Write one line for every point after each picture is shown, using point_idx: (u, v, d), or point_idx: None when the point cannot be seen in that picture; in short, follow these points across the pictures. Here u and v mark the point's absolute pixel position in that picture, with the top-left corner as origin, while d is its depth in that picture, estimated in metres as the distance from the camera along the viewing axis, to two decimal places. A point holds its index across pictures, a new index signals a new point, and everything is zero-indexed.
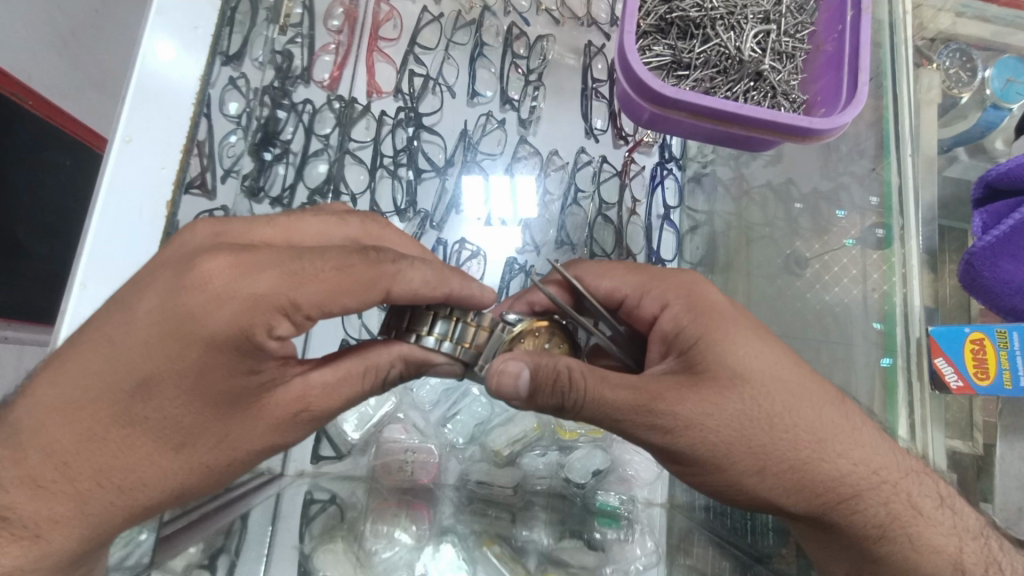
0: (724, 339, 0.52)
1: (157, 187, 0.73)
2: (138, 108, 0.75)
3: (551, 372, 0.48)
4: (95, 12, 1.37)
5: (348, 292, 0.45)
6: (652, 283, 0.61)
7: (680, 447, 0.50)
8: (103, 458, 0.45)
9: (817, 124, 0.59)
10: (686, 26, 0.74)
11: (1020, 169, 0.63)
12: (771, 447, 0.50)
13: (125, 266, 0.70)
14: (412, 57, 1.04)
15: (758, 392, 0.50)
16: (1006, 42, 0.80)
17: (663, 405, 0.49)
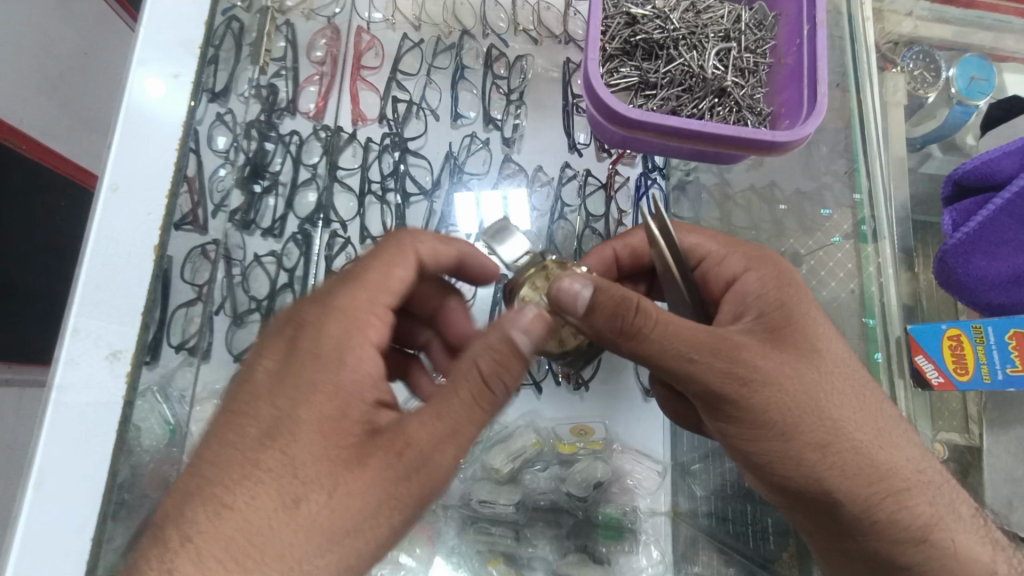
0: (810, 310, 0.57)
1: (145, 233, 0.74)
2: (124, 153, 0.77)
3: (618, 296, 0.49)
4: (83, 54, 1.41)
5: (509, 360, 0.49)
6: (740, 249, 0.65)
7: (748, 402, 0.51)
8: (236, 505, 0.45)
9: (781, 137, 0.61)
10: (650, 47, 0.76)
11: (986, 166, 0.65)
12: (841, 419, 0.52)
13: (120, 311, 0.71)
14: (394, 84, 1.07)
15: (832, 368, 0.54)
16: (970, 41, 0.82)
17: (741, 353, 0.51)
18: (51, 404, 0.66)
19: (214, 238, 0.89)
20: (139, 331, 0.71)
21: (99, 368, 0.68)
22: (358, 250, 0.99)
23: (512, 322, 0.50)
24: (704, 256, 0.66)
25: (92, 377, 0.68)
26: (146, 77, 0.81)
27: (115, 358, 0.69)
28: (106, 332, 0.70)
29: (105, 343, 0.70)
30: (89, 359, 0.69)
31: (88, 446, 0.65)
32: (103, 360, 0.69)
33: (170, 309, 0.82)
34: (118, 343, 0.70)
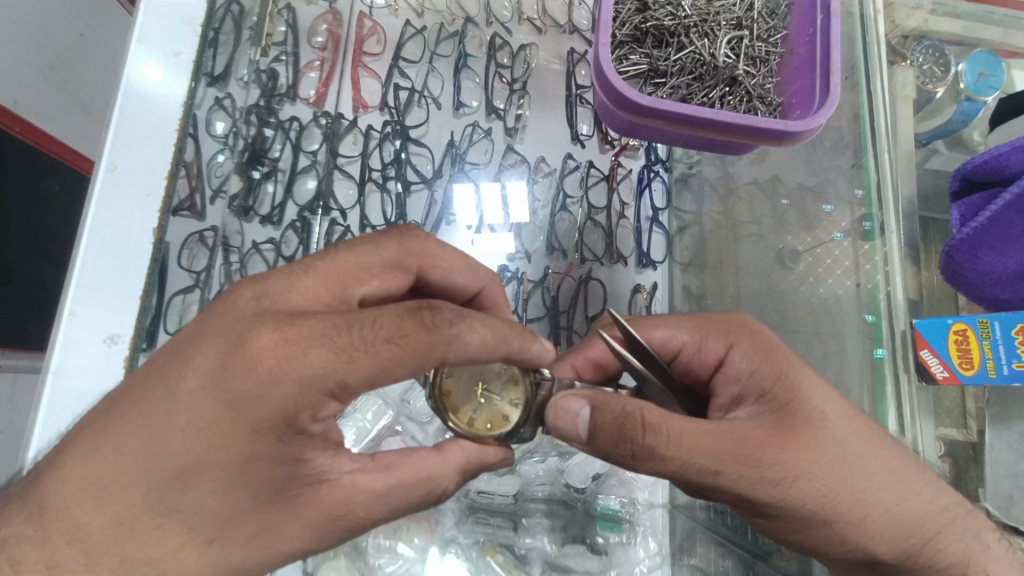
0: (803, 379, 0.53)
1: (142, 216, 0.73)
2: (122, 135, 0.75)
3: (622, 413, 0.48)
4: (80, 36, 1.38)
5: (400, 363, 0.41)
6: (710, 325, 0.59)
7: (787, 501, 0.49)
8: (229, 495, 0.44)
9: (793, 126, 0.60)
10: (661, 34, 0.75)
11: (995, 161, 0.65)
12: (872, 495, 0.50)
13: (118, 295, 0.70)
14: (396, 71, 1.05)
15: (847, 438, 0.50)
16: (978, 37, 0.81)
17: (763, 452, 0.48)
18: (46, 389, 0.65)
19: (212, 224, 0.90)
20: (137, 317, 0.70)
21: (97, 351, 0.68)
22: (358, 240, 0.99)
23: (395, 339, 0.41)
24: (681, 346, 0.60)
25: (89, 363, 0.67)
26: (143, 61, 0.79)
27: (113, 342, 0.68)
28: (103, 317, 0.69)
29: (103, 326, 0.69)
30: (87, 341, 0.68)
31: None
32: (102, 343, 0.68)
33: (167, 294, 0.81)
34: (117, 326, 0.69)
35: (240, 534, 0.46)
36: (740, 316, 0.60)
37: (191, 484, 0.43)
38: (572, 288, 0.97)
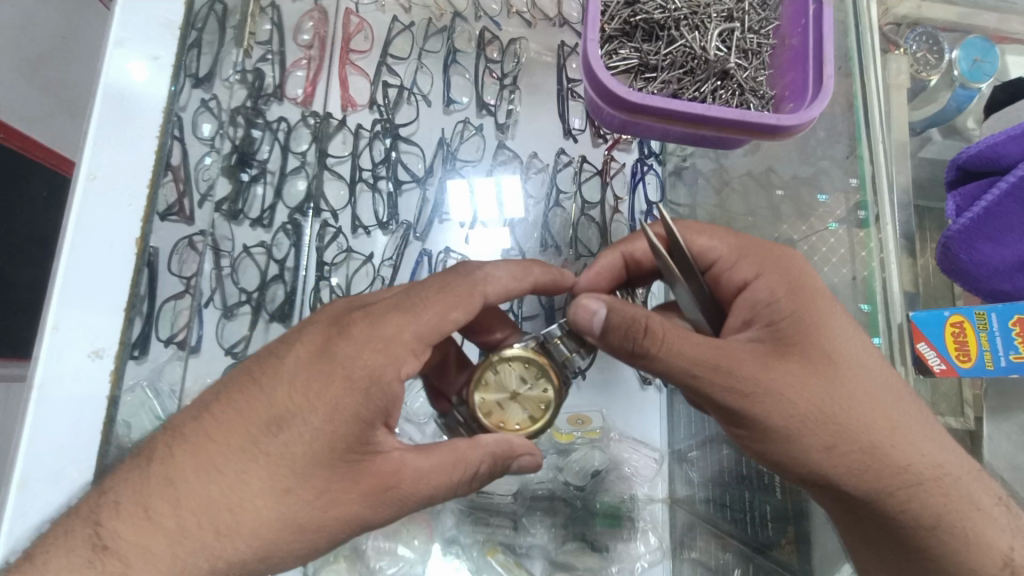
0: (822, 316, 0.54)
1: (125, 226, 0.72)
2: (102, 142, 0.74)
3: (628, 318, 0.51)
4: (63, 39, 1.36)
5: (454, 307, 0.53)
6: (750, 250, 0.60)
7: (753, 414, 0.51)
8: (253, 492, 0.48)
9: (786, 121, 0.59)
10: (651, 28, 0.74)
11: (990, 150, 0.64)
12: (847, 428, 0.51)
13: (102, 307, 0.69)
14: (384, 68, 1.04)
15: (843, 375, 0.52)
16: (973, 23, 0.80)
17: (744, 368, 0.51)
18: (32, 403, 0.64)
19: (200, 228, 0.87)
20: (121, 329, 0.69)
21: (80, 366, 0.66)
22: (349, 241, 0.98)
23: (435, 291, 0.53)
24: (715, 261, 0.62)
25: (72, 377, 0.66)
26: (129, 61, 0.78)
27: (97, 356, 0.67)
28: (87, 329, 0.68)
29: (87, 340, 0.68)
30: (72, 355, 0.67)
31: (71, 447, 0.64)
32: (86, 358, 0.67)
33: (158, 301, 0.81)
34: (100, 340, 0.68)
35: (310, 492, 0.49)
36: (790, 252, 0.59)
37: (285, 465, 0.48)
38: None
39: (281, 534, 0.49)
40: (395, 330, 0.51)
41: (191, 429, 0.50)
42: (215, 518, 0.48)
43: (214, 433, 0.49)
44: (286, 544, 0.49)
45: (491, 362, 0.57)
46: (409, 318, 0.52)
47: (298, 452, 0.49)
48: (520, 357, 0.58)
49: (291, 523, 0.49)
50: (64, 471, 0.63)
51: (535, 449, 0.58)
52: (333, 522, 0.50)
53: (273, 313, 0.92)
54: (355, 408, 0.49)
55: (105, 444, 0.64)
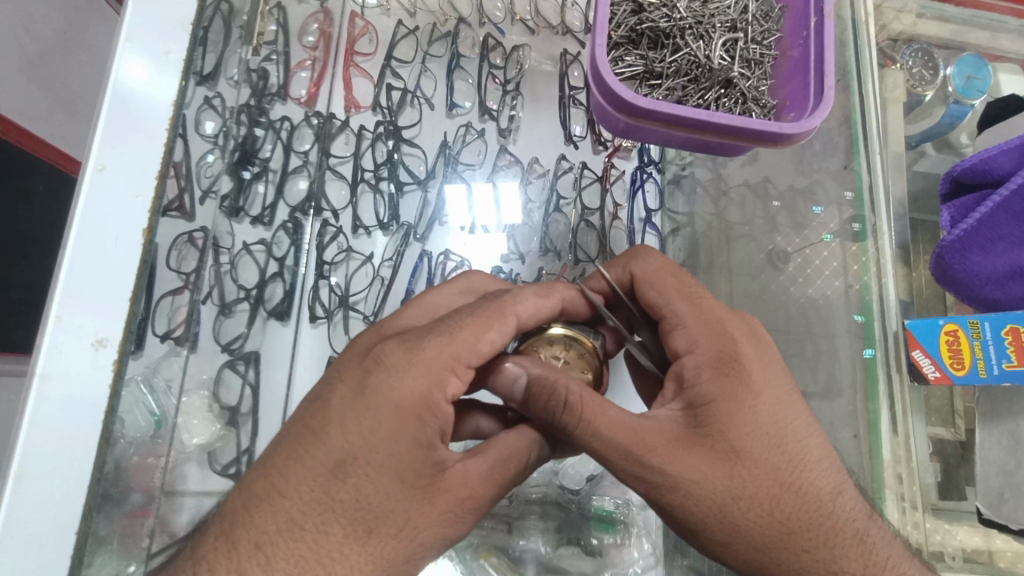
0: (747, 403, 0.52)
1: (130, 218, 0.72)
2: (110, 134, 0.74)
3: (552, 389, 0.52)
4: (63, 34, 1.35)
5: (492, 328, 0.55)
6: (692, 318, 0.58)
7: (670, 508, 0.50)
8: (315, 539, 0.47)
9: (788, 129, 0.61)
10: (656, 36, 0.75)
11: (984, 163, 0.65)
12: (773, 529, 0.49)
13: (107, 298, 0.69)
14: (388, 71, 1.05)
15: (777, 472, 0.50)
16: (966, 41, 0.83)
17: (653, 456, 0.50)
18: (32, 394, 0.63)
19: (202, 225, 0.87)
20: (126, 321, 0.69)
21: (84, 355, 0.66)
22: (350, 241, 0.98)
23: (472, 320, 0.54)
24: (664, 318, 0.60)
25: (75, 368, 0.65)
26: (130, 59, 0.78)
27: (101, 346, 0.67)
28: (91, 321, 0.67)
29: (90, 329, 0.67)
30: (74, 346, 0.66)
31: (71, 439, 0.63)
32: (89, 347, 0.66)
33: (155, 297, 0.80)
34: (104, 330, 0.68)
35: (393, 525, 0.48)
36: (753, 321, 0.60)
37: (347, 500, 0.48)
38: None
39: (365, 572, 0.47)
40: (435, 353, 0.52)
41: (262, 489, 0.48)
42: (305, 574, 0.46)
43: (286, 488, 0.48)
44: None
45: (532, 347, 0.64)
46: (447, 339, 0.53)
47: (369, 489, 0.48)
48: (560, 339, 0.65)
49: (379, 560, 0.48)
50: (66, 461, 0.63)
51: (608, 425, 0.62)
52: (419, 548, 0.50)
53: (271, 310, 0.92)
54: (411, 437, 0.49)
55: (104, 438, 0.64)
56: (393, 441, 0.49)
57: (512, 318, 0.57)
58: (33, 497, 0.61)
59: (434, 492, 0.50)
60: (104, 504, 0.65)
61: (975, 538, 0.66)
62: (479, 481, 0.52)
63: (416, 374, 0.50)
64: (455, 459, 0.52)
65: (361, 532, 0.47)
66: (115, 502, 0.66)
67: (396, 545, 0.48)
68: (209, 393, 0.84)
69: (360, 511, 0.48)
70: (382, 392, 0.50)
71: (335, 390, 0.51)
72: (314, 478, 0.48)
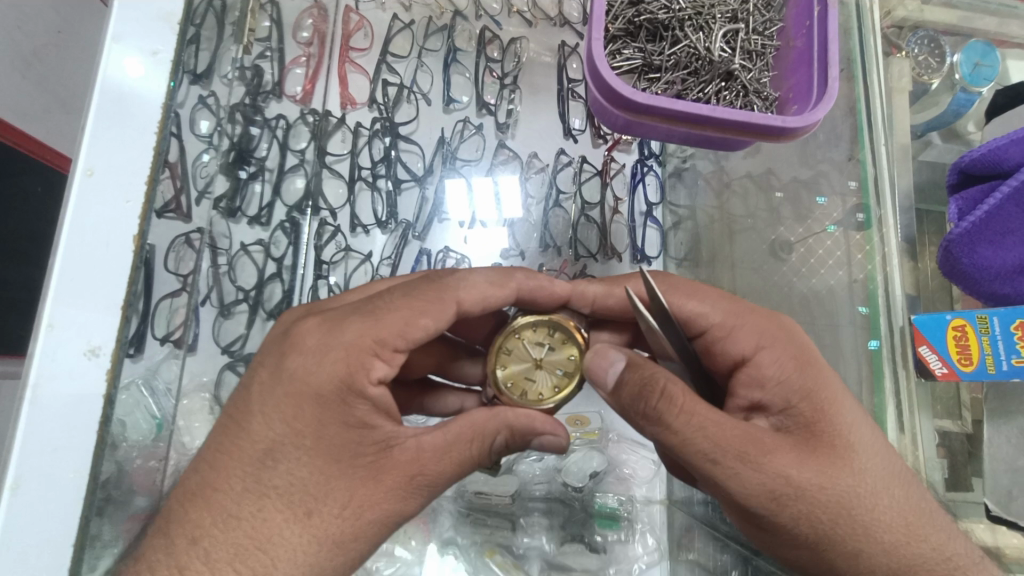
0: (834, 400, 0.52)
1: (122, 222, 0.71)
2: (98, 139, 0.73)
3: (646, 376, 0.48)
4: (58, 33, 1.34)
5: (424, 312, 0.53)
6: (747, 318, 0.58)
7: (780, 514, 0.48)
8: (254, 524, 0.47)
9: (791, 123, 0.60)
10: (655, 28, 0.74)
11: (991, 154, 0.64)
12: (874, 528, 0.49)
13: (99, 304, 0.68)
14: (384, 67, 1.04)
15: (870, 471, 0.50)
16: (974, 27, 0.81)
17: (763, 457, 0.48)
18: (27, 402, 0.63)
19: (198, 226, 0.87)
20: (119, 326, 0.68)
21: (77, 367, 0.66)
22: (348, 239, 0.97)
23: (400, 301, 0.53)
24: (707, 329, 0.59)
25: (68, 376, 0.65)
26: (123, 59, 0.77)
27: (94, 355, 0.66)
28: (84, 327, 0.67)
29: (82, 339, 0.67)
30: (69, 354, 0.66)
31: (65, 449, 0.64)
32: (82, 357, 0.66)
33: (154, 300, 0.81)
34: (97, 339, 0.67)
35: (335, 504, 0.48)
36: (784, 319, 0.58)
37: (279, 480, 0.48)
38: None
39: (314, 551, 0.48)
40: (356, 335, 0.51)
41: (200, 482, 0.49)
42: (248, 559, 0.47)
43: (220, 479, 0.49)
44: (318, 555, 0.48)
45: (513, 333, 0.61)
46: (371, 322, 0.51)
47: (304, 471, 0.49)
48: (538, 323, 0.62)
49: (325, 539, 0.48)
50: (63, 469, 0.63)
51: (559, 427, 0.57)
52: (370, 526, 0.49)
53: (270, 311, 0.92)
54: (336, 418, 0.49)
55: (100, 445, 0.64)
56: (317, 424, 0.49)
57: (452, 300, 0.55)
58: (31, 505, 0.62)
59: (375, 471, 0.50)
60: (105, 507, 0.64)
61: (985, 535, 0.66)
62: (420, 462, 0.51)
63: (327, 354, 0.50)
64: (405, 436, 0.51)
65: (302, 513, 0.48)
66: (118, 504, 0.66)
67: (339, 524, 0.48)
68: (209, 396, 0.84)
69: (295, 493, 0.48)
70: (300, 375, 0.50)
71: (256, 376, 0.52)
72: (243, 466, 0.49)
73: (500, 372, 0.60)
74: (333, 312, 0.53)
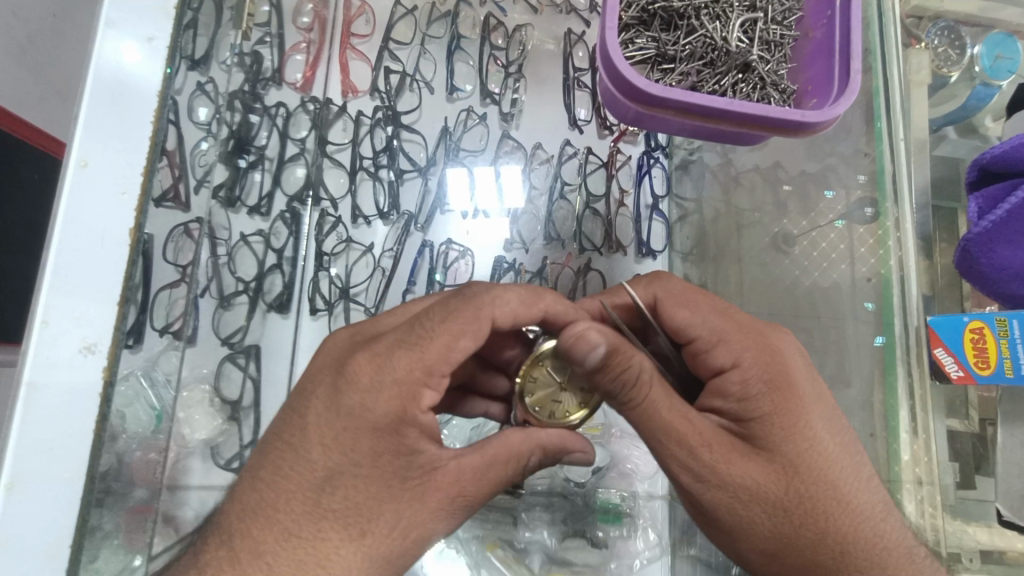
0: (802, 419, 0.51)
1: (117, 215, 0.67)
2: (92, 125, 0.68)
3: (624, 364, 0.49)
4: (52, 17, 1.29)
5: (465, 335, 0.51)
6: (734, 334, 0.54)
7: (704, 503, 0.51)
8: (298, 538, 0.47)
9: (810, 117, 0.58)
10: (669, 16, 0.72)
11: (1014, 151, 0.62)
12: (803, 535, 0.51)
13: (94, 301, 0.65)
14: (386, 54, 1.01)
15: (812, 487, 0.50)
16: (995, 18, 0.78)
17: (705, 453, 0.50)
18: (21, 398, 0.60)
19: (197, 216, 0.85)
20: (116, 323, 0.65)
21: (73, 363, 0.63)
22: (350, 230, 0.96)
23: (445, 327, 0.50)
24: (694, 339, 0.56)
25: (61, 372, 0.62)
26: (122, 40, 0.72)
27: (89, 352, 0.63)
28: (80, 326, 0.64)
29: (77, 335, 0.63)
30: (61, 352, 0.63)
31: (60, 448, 0.60)
32: (78, 354, 0.63)
33: (153, 289, 0.78)
34: (92, 335, 0.64)
35: (385, 525, 0.48)
36: (776, 333, 0.55)
37: (328, 497, 0.48)
38: (571, 279, 0.96)
39: (373, 568, 0.49)
40: (404, 366, 0.49)
41: None
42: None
43: (265, 494, 0.48)
44: (366, 573, 0.48)
45: (538, 360, 0.57)
46: (416, 352, 0.50)
47: (360, 497, 0.48)
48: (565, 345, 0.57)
49: (376, 556, 0.48)
50: (57, 471, 0.60)
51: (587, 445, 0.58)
52: (413, 542, 0.50)
53: (271, 302, 0.91)
54: (389, 449, 0.49)
55: (97, 440, 0.61)
56: (368, 450, 0.48)
57: (487, 322, 0.52)
58: (26, 507, 0.58)
59: (424, 493, 0.49)
60: (105, 498, 0.63)
61: (989, 538, 0.64)
62: (471, 484, 0.51)
63: (377, 388, 0.49)
64: (446, 458, 0.50)
65: (345, 530, 0.48)
66: (118, 495, 0.65)
67: (382, 542, 0.49)
68: (209, 387, 0.84)
69: (345, 519, 0.48)
70: (350, 405, 0.49)
71: (308, 400, 0.50)
72: (297, 487, 0.48)
73: (528, 399, 0.57)
74: (377, 340, 0.52)
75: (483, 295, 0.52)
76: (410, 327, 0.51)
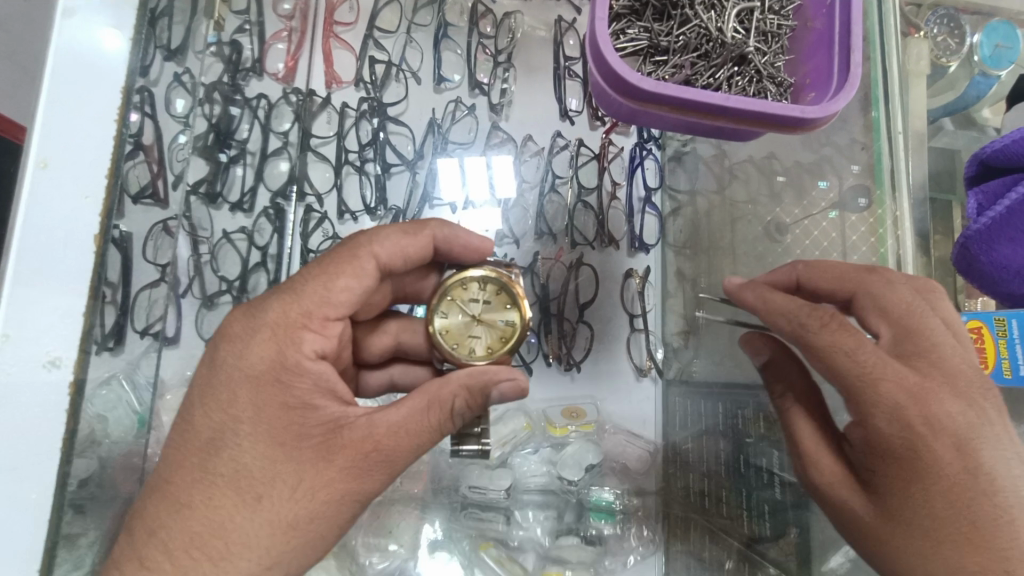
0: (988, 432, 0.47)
1: (81, 220, 0.62)
2: (52, 121, 0.63)
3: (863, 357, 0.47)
4: None
5: (339, 274, 0.53)
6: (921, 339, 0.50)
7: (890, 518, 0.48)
8: (201, 513, 0.47)
9: (811, 113, 0.56)
10: (662, 6, 0.69)
11: (1017, 146, 0.61)
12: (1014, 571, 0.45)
13: (57, 313, 0.60)
14: (371, 43, 0.98)
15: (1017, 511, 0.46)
16: (996, 5, 0.76)
17: (900, 464, 0.47)
18: None
19: (176, 212, 0.82)
20: (83, 336, 0.61)
21: (35, 378, 0.58)
22: (336, 227, 0.93)
23: (326, 268, 0.53)
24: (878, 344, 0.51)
25: (19, 392, 0.57)
26: (105, 27, 0.67)
27: (53, 366, 0.59)
28: (42, 337, 0.59)
29: (40, 348, 0.58)
30: (21, 364, 0.57)
31: (21, 470, 0.55)
32: (40, 368, 0.58)
33: (135, 290, 0.77)
34: (58, 347, 0.59)
35: (286, 486, 0.47)
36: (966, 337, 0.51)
37: (222, 462, 0.48)
38: (562, 274, 0.95)
39: (271, 536, 0.47)
40: (280, 313, 0.51)
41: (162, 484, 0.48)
42: (204, 546, 0.46)
43: (177, 479, 0.48)
44: (276, 541, 0.47)
45: (446, 293, 0.60)
46: (292, 298, 0.52)
47: (249, 456, 0.48)
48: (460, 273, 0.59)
49: (281, 522, 0.47)
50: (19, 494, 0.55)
51: (516, 373, 0.54)
52: (325, 505, 0.48)
53: (256, 300, 0.89)
54: (278, 398, 0.49)
55: (64, 454, 0.57)
56: (262, 408, 0.48)
57: (368, 260, 0.54)
58: None
59: (326, 447, 0.48)
60: (84, 506, 0.60)
61: None
62: (374, 446, 0.49)
63: (253, 336, 0.50)
64: (355, 415, 0.50)
65: (251, 500, 0.47)
66: (100, 501, 0.63)
67: (284, 507, 0.47)
68: (193, 390, 0.81)
69: (244, 487, 0.47)
70: (231, 361, 0.49)
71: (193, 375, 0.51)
72: (198, 462, 0.48)
73: (440, 335, 0.59)
74: (254, 300, 0.52)
75: (360, 236, 0.55)
76: (287, 281, 0.53)
